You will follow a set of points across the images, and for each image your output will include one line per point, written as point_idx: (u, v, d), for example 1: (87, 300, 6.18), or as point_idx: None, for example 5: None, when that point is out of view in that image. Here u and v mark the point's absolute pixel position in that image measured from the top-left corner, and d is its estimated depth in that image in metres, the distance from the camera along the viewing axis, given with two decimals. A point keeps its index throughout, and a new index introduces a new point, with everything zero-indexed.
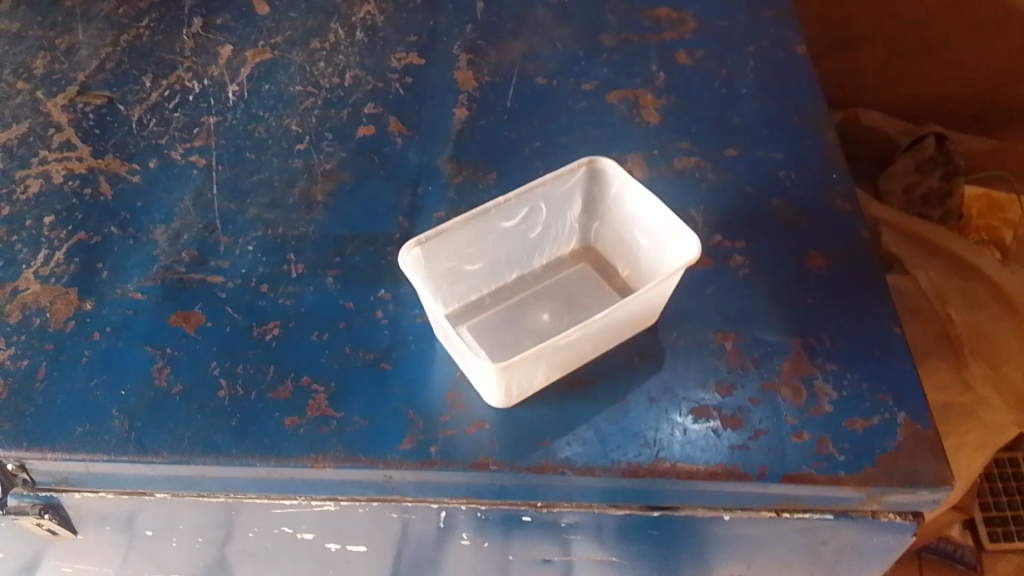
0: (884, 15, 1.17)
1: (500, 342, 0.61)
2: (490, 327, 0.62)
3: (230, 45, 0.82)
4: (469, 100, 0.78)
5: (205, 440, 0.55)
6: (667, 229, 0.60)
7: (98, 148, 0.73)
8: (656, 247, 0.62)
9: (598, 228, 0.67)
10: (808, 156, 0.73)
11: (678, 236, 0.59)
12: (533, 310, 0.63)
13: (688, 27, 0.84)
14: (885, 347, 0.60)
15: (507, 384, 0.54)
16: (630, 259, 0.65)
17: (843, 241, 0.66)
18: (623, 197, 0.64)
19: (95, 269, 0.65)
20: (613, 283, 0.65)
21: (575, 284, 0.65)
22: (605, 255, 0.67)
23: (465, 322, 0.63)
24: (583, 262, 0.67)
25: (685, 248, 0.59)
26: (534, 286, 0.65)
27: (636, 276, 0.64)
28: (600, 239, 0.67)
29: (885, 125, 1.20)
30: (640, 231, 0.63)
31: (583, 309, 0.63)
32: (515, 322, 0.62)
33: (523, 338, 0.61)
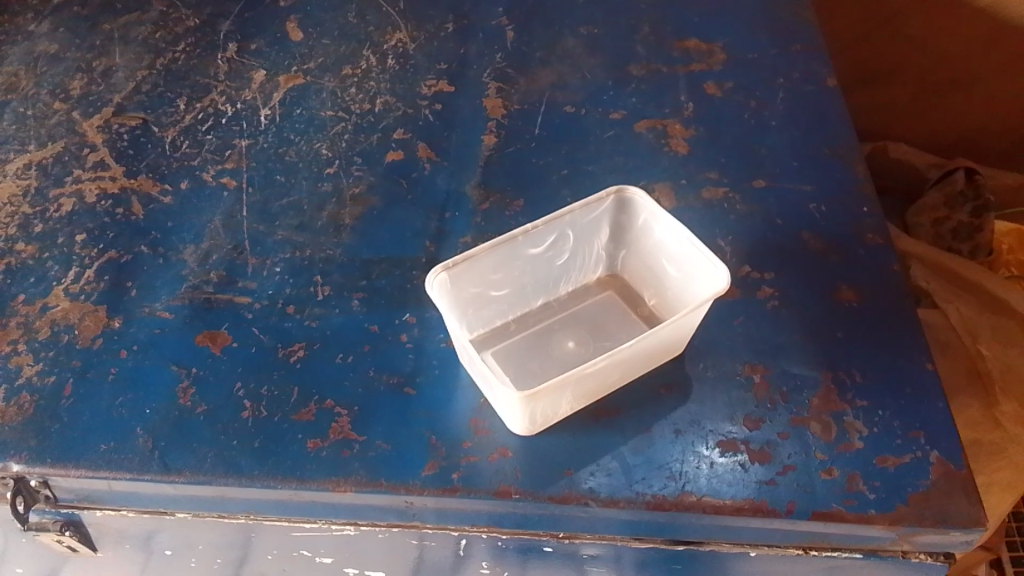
0: (913, 48, 1.16)
1: (525, 369, 0.61)
2: (514, 354, 0.62)
3: (264, 70, 0.84)
4: (498, 127, 0.78)
5: (228, 461, 0.55)
6: (696, 259, 0.59)
7: (131, 168, 0.74)
8: (683, 277, 0.61)
9: (625, 256, 0.67)
10: (838, 189, 0.72)
11: (707, 266, 0.58)
12: (557, 338, 0.63)
13: (718, 59, 0.84)
14: (917, 383, 0.59)
15: (531, 413, 0.53)
16: (656, 288, 0.65)
17: (874, 275, 0.66)
18: (651, 226, 0.63)
19: (125, 288, 0.65)
20: (640, 312, 0.64)
21: (601, 313, 0.65)
22: (631, 284, 0.66)
23: (489, 348, 0.62)
24: (609, 291, 0.66)
25: (714, 279, 0.58)
26: (560, 313, 0.65)
27: (663, 305, 0.64)
28: (626, 267, 0.67)
29: (914, 159, 1.19)
30: (667, 261, 0.63)
31: (608, 338, 0.63)
32: (540, 350, 0.62)
33: (547, 365, 0.61)
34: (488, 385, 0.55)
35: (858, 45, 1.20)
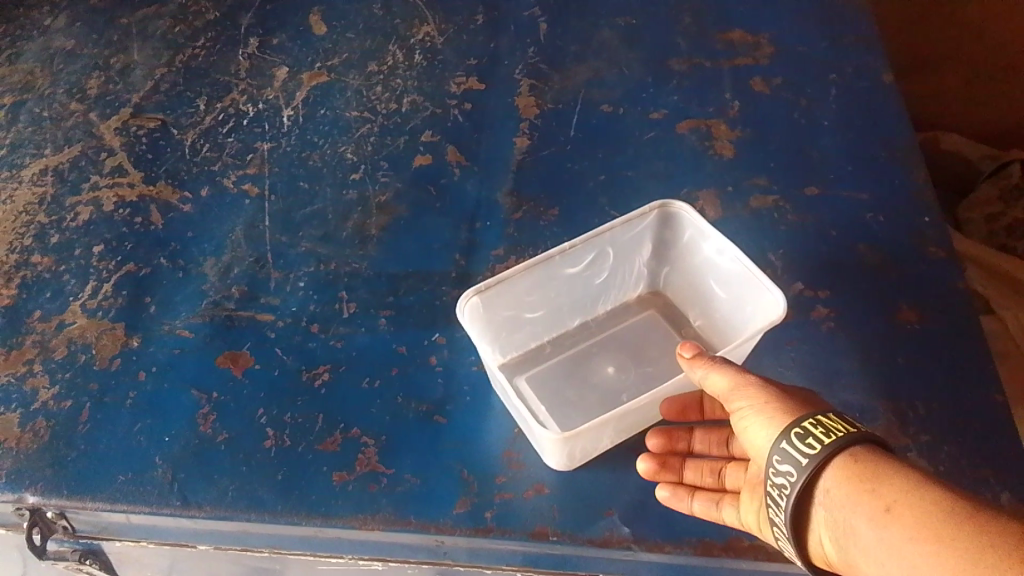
0: (967, 36, 1.09)
1: (560, 394, 0.58)
2: (547, 376, 0.59)
3: (286, 66, 0.80)
4: (531, 128, 0.74)
5: (250, 495, 0.53)
6: (747, 281, 0.56)
7: (150, 174, 0.71)
8: (733, 299, 0.58)
9: (667, 273, 0.64)
10: (896, 196, 0.68)
11: (760, 291, 0.55)
12: (595, 360, 0.60)
13: (764, 51, 0.79)
14: (986, 417, 0.55)
15: (569, 451, 0.50)
16: (703, 310, 0.62)
17: (937, 293, 0.62)
18: (699, 242, 0.60)
19: (143, 303, 0.63)
20: (685, 334, 0.61)
21: (643, 334, 0.61)
22: (674, 302, 0.63)
23: (522, 371, 0.59)
24: (651, 309, 0.63)
25: (767, 304, 0.54)
26: (598, 334, 0.62)
27: (711, 328, 0.61)
28: (669, 285, 0.64)
29: (966, 149, 1.11)
30: (717, 280, 0.60)
31: (650, 364, 0.59)
32: (577, 373, 0.59)
33: (584, 390, 0.58)
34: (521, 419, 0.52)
35: (906, 33, 1.12)
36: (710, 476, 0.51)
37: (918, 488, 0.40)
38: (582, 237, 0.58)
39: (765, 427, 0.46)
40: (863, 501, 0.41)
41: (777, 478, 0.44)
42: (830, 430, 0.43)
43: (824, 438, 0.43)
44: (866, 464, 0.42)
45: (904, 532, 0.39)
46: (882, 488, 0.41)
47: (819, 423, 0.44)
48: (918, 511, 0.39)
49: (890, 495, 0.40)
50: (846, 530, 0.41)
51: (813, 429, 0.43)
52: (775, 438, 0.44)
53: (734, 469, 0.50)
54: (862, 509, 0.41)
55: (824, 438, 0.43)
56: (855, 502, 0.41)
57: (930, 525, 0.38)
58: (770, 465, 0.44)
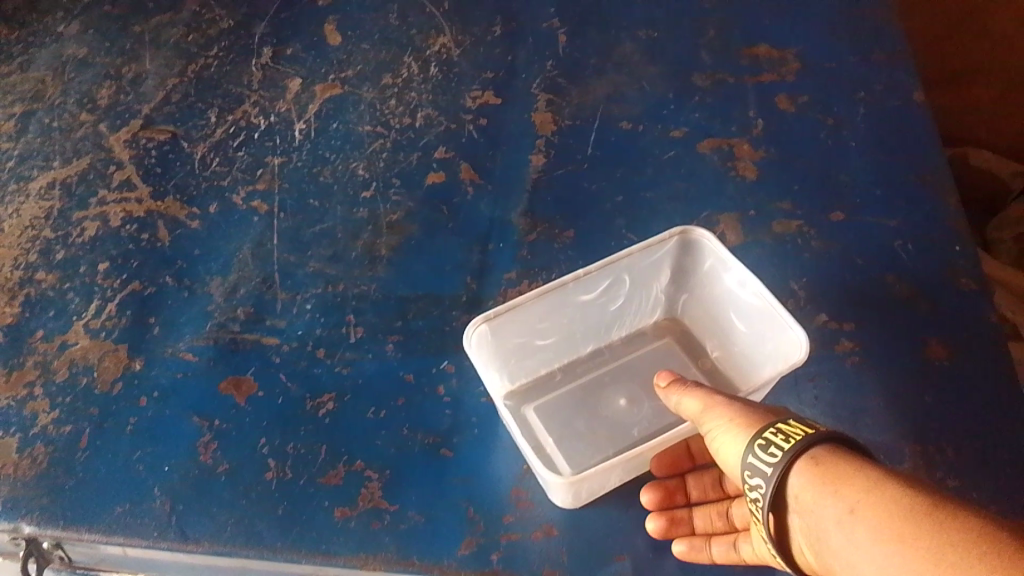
0: (1000, 47, 1.05)
1: (568, 425, 0.56)
2: (555, 406, 0.57)
3: (299, 78, 0.76)
4: (547, 145, 0.71)
5: (249, 530, 0.51)
6: (769, 317, 0.54)
7: (158, 188, 0.69)
8: (755, 332, 0.56)
9: (686, 300, 0.61)
10: (926, 223, 0.65)
11: (782, 329, 0.52)
12: (606, 391, 0.58)
13: (790, 67, 0.76)
14: (1020, 461, 0.54)
15: (576, 491, 0.48)
16: (722, 341, 0.59)
17: (966, 328, 0.60)
18: (721, 271, 0.57)
19: (147, 324, 0.61)
20: (701, 366, 0.59)
21: (657, 364, 0.59)
22: (692, 330, 0.61)
23: (529, 398, 0.58)
24: (667, 337, 0.61)
25: (788, 342, 0.52)
26: (611, 362, 0.60)
27: (729, 361, 0.58)
28: (688, 312, 0.62)
29: (997, 167, 1.05)
30: (738, 312, 0.57)
31: (662, 397, 0.57)
32: (587, 403, 0.57)
33: (593, 423, 0.56)
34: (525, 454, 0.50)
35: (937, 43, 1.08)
36: (718, 519, 0.51)
37: (880, 486, 0.37)
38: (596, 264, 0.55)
39: (734, 442, 0.44)
40: (824, 503, 0.39)
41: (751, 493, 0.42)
42: (789, 435, 0.41)
43: (783, 445, 0.41)
44: (829, 465, 0.40)
45: (866, 534, 0.36)
46: (845, 490, 0.38)
47: (779, 430, 0.42)
48: (879, 512, 0.36)
49: (853, 496, 0.38)
50: (816, 537, 0.39)
51: (773, 437, 0.41)
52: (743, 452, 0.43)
53: (738, 508, 0.50)
54: (825, 512, 0.38)
55: (783, 444, 0.41)
56: (818, 504, 0.39)
57: (889, 526, 0.36)
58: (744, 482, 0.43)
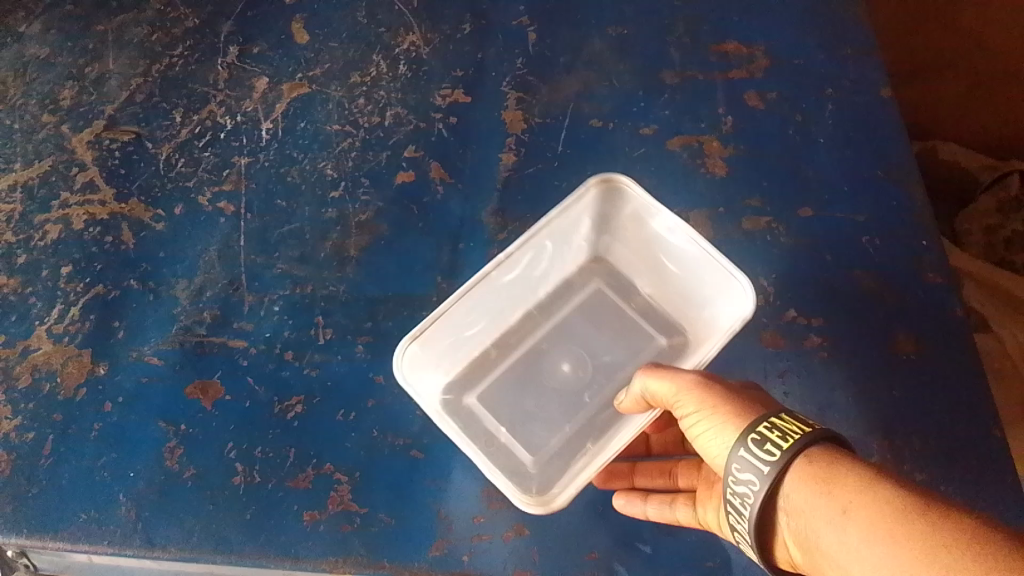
0: (968, 42, 1.06)
1: (520, 406, 0.60)
2: (500, 387, 0.61)
3: (266, 77, 0.75)
4: (518, 144, 0.71)
5: (216, 536, 0.51)
6: (705, 263, 0.58)
7: (122, 190, 0.68)
8: (686, 274, 0.61)
9: (609, 242, 0.65)
10: (894, 218, 0.66)
11: (725, 277, 0.57)
12: (551, 361, 0.63)
13: (760, 63, 0.76)
14: (984, 453, 0.55)
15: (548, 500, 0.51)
16: (650, 277, 0.65)
17: (934, 320, 0.61)
18: (648, 217, 0.61)
19: (111, 328, 0.60)
20: (633, 304, 0.65)
21: (591, 313, 0.65)
22: (618, 267, 0.66)
23: (471, 385, 0.61)
24: (596, 280, 0.66)
25: (729, 286, 0.57)
26: (546, 322, 0.64)
27: (658, 297, 0.64)
28: (610, 250, 0.66)
29: (965, 160, 1.06)
30: (668, 254, 0.62)
31: (607, 353, 0.63)
32: (537, 377, 0.62)
33: (544, 399, 0.61)
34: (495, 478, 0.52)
35: (905, 39, 1.09)
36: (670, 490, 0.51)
37: (872, 487, 0.37)
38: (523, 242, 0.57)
39: (721, 436, 0.44)
40: (820, 505, 0.38)
41: (737, 489, 0.42)
42: (787, 433, 0.41)
43: (780, 443, 0.41)
44: (822, 465, 0.40)
45: (859, 534, 0.37)
46: (838, 491, 0.38)
47: (775, 426, 0.42)
48: (873, 512, 0.36)
49: (845, 497, 0.38)
50: (810, 538, 0.39)
51: (769, 434, 0.41)
52: (734, 447, 0.42)
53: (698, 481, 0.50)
54: (820, 514, 0.38)
55: (780, 443, 0.41)
56: (814, 506, 0.39)
57: (883, 527, 0.36)
58: (729, 474, 0.42)
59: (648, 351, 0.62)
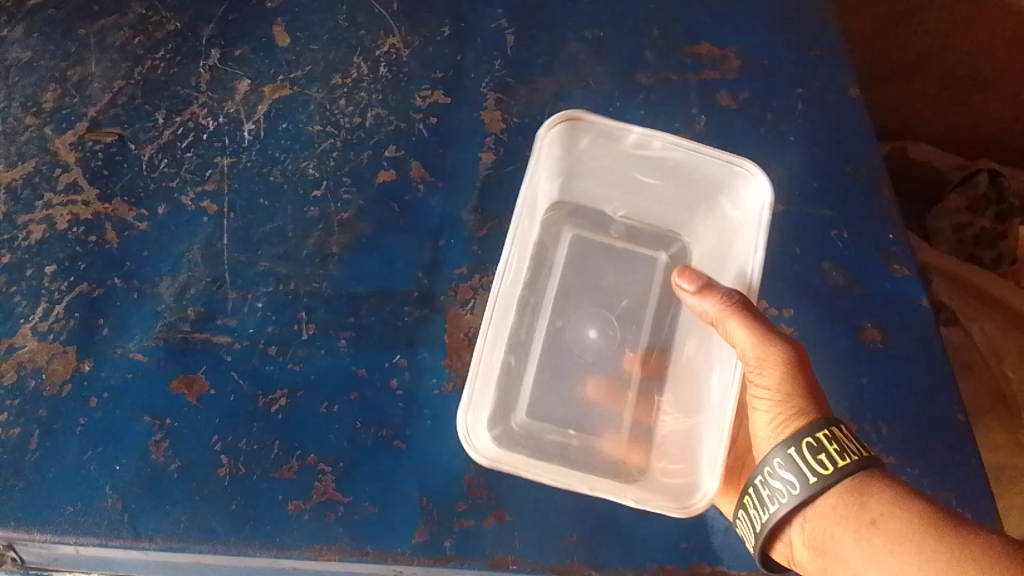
0: (935, 46, 1.07)
1: (568, 396, 0.63)
2: (542, 389, 0.63)
3: (248, 79, 0.76)
4: (497, 143, 0.72)
5: (203, 526, 0.53)
6: (684, 164, 0.61)
7: (106, 190, 0.69)
8: (666, 183, 0.64)
9: (565, 183, 0.67)
10: (861, 214, 0.68)
11: (721, 167, 0.60)
12: (572, 335, 0.66)
13: (732, 64, 0.77)
14: (947, 437, 0.58)
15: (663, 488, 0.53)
16: (620, 198, 0.68)
17: (900, 311, 0.63)
18: (609, 143, 0.62)
19: (96, 326, 0.61)
20: (616, 233, 0.69)
21: (584, 261, 0.68)
22: (580, 205, 0.68)
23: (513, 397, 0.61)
24: (569, 229, 0.68)
25: (727, 174, 0.60)
26: (547, 297, 0.67)
27: (637, 215, 0.68)
28: (566, 189, 0.68)
29: (934, 160, 1.08)
30: (640, 171, 0.64)
31: (620, 298, 0.68)
32: (564, 372, 0.64)
33: (586, 372, 0.65)
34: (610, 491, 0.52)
35: (874, 43, 1.09)
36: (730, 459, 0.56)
37: (903, 504, 0.44)
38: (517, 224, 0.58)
39: (778, 423, 0.49)
40: (852, 515, 0.45)
41: (772, 483, 0.48)
42: (844, 451, 0.46)
43: (836, 458, 0.46)
44: (860, 483, 0.45)
45: (886, 544, 0.43)
46: (871, 502, 0.45)
47: (834, 440, 0.46)
48: (902, 524, 0.43)
49: (877, 510, 0.44)
50: (830, 542, 0.45)
51: (828, 446, 0.46)
52: (787, 443, 0.47)
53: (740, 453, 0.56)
54: (851, 525, 0.45)
55: (836, 458, 0.46)
56: (844, 516, 0.45)
57: (914, 539, 0.42)
58: (770, 465, 0.48)
59: (656, 269, 0.68)
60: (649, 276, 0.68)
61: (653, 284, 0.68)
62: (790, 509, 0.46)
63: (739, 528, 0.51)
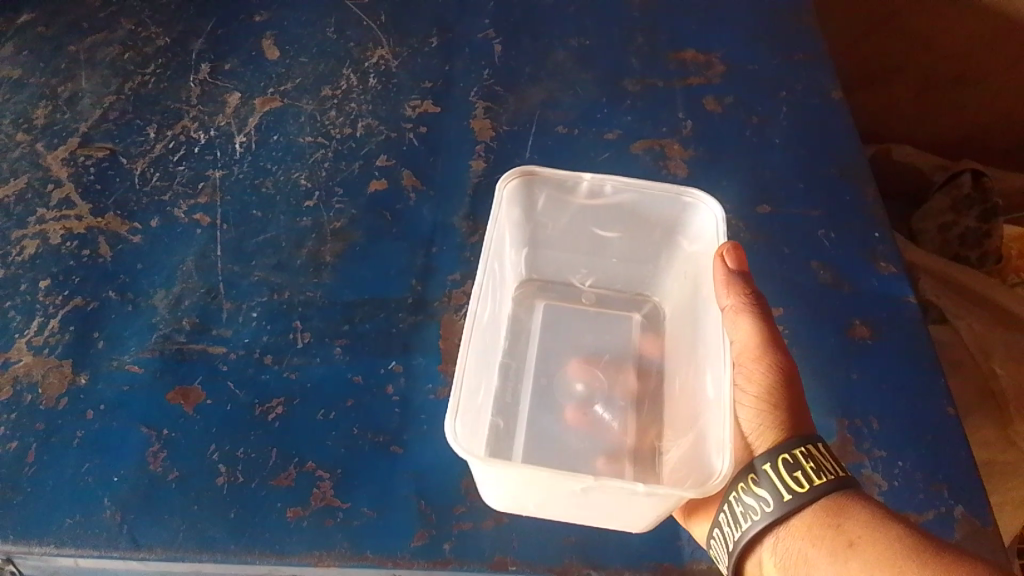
0: (918, 50, 1.08)
1: (560, 450, 0.59)
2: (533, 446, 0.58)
3: (238, 92, 0.76)
4: (487, 151, 0.73)
5: (201, 535, 0.52)
6: (641, 205, 0.61)
7: (98, 204, 0.69)
8: (628, 233, 0.63)
9: (527, 257, 0.66)
10: (847, 214, 0.70)
11: (671, 201, 0.60)
12: (559, 391, 0.62)
13: (716, 70, 0.79)
14: (939, 429, 0.59)
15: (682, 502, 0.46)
16: (584, 265, 0.67)
17: (886, 308, 0.65)
18: (565, 197, 0.61)
19: (92, 339, 0.61)
20: (587, 300, 0.67)
21: (559, 328, 0.66)
22: (548, 281, 0.68)
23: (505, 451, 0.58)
24: (540, 301, 0.67)
25: (680, 207, 0.60)
26: (528, 364, 0.63)
27: (604, 279, 0.67)
28: (532, 266, 0.67)
29: (918, 161, 1.09)
30: (596, 224, 0.63)
31: (604, 351, 0.65)
32: (552, 426, 0.60)
33: (577, 426, 0.60)
34: (622, 500, 0.46)
35: (858, 48, 1.11)
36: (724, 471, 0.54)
37: (881, 529, 0.45)
38: (487, 262, 0.54)
39: (760, 431, 0.51)
40: (828, 536, 0.45)
41: (745, 500, 0.48)
42: (822, 469, 0.47)
43: (813, 476, 0.47)
44: (837, 505, 0.46)
45: (863, 568, 0.44)
46: (848, 525, 0.45)
47: (812, 458, 0.48)
48: (880, 547, 0.44)
49: (854, 532, 0.45)
50: (804, 563, 0.45)
51: (806, 463, 0.47)
52: (764, 457, 0.49)
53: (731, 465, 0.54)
54: (826, 547, 0.45)
55: (813, 475, 0.47)
56: (819, 536, 0.46)
57: (891, 562, 0.43)
58: (747, 483, 0.49)
59: (633, 328, 0.65)
60: (625, 332, 0.65)
61: (632, 341, 0.65)
62: (764, 526, 0.47)
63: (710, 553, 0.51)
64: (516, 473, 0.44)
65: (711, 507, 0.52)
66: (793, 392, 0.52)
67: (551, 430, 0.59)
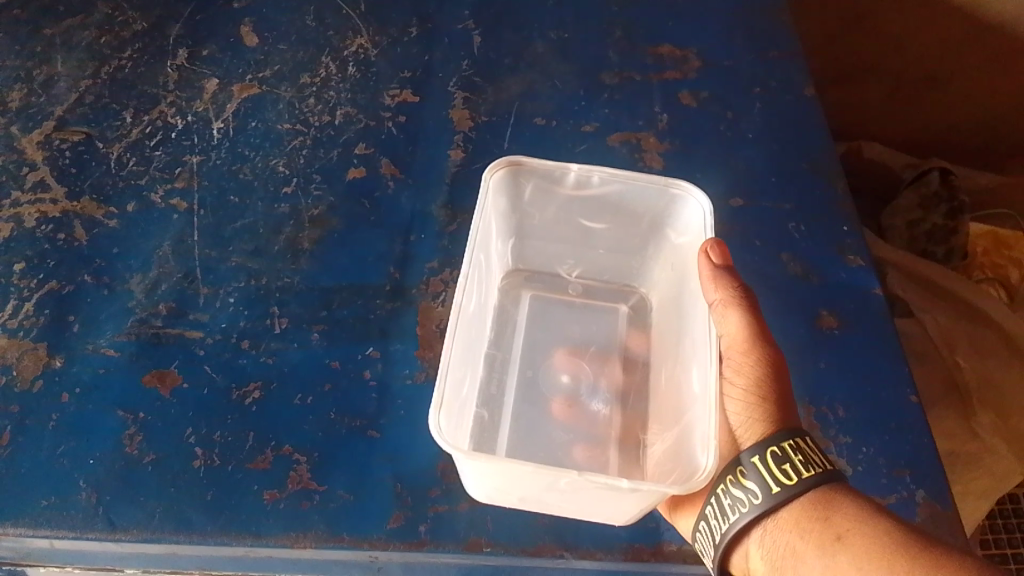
0: (888, 47, 1.10)
1: (546, 442, 0.59)
2: (521, 439, 0.59)
3: (216, 78, 0.76)
4: (465, 140, 0.73)
5: (177, 517, 0.53)
6: (627, 197, 0.62)
7: (73, 188, 0.69)
8: (615, 224, 0.64)
9: (513, 249, 0.67)
10: (816, 208, 0.71)
11: (658, 191, 0.61)
12: (545, 383, 0.63)
13: (692, 65, 0.80)
14: (902, 415, 0.60)
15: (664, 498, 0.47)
16: (571, 256, 0.67)
17: (853, 299, 0.66)
18: (551, 187, 0.62)
19: (66, 322, 0.61)
20: (575, 291, 0.68)
21: (545, 320, 0.67)
22: (534, 272, 0.68)
23: (491, 443, 0.59)
24: (527, 292, 0.68)
25: (667, 199, 0.61)
26: (516, 357, 0.64)
27: (591, 271, 0.68)
28: (520, 257, 0.68)
29: (889, 159, 1.12)
30: (583, 216, 0.64)
31: (591, 343, 0.66)
32: (538, 418, 0.61)
33: (564, 418, 0.61)
34: (607, 495, 0.47)
35: (831, 44, 1.13)
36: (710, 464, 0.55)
37: (866, 522, 0.46)
38: (474, 254, 0.55)
39: (747, 425, 0.52)
40: (816, 530, 0.47)
41: (733, 492, 0.49)
42: (810, 463, 0.48)
43: (801, 469, 0.48)
44: (824, 499, 0.48)
45: (850, 562, 0.45)
46: (836, 518, 0.47)
47: (799, 450, 0.49)
48: (868, 542, 0.45)
49: (843, 525, 0.46)
50: (791, 556, 0.47)
51: (793, 456, 0.48)
52: (751, 450, 0.49)
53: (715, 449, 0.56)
54: (814, 539, 0.46)
55: (801, 468, 0.48)
56: (808, 530, 0.47)
57: (879, 557, 0.44)
58: (736, 477, 0.49)
59: (620, 321, 0.66)
60: (613, 326, 0.66)
61: (619, 333, 0.66)
62: (752, 518, 0.48)
63: (698, 546, 0.51)
64: (502, 470, 0.45)
65: (697, 501, 0.52)
66: (778, 388, 0.53)
67: (538, 422, 0.60)
